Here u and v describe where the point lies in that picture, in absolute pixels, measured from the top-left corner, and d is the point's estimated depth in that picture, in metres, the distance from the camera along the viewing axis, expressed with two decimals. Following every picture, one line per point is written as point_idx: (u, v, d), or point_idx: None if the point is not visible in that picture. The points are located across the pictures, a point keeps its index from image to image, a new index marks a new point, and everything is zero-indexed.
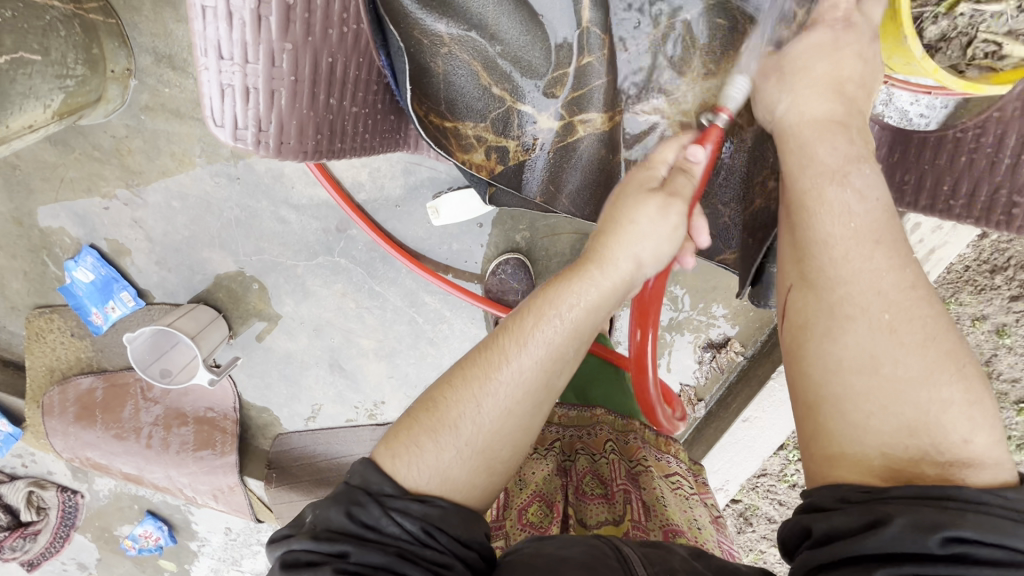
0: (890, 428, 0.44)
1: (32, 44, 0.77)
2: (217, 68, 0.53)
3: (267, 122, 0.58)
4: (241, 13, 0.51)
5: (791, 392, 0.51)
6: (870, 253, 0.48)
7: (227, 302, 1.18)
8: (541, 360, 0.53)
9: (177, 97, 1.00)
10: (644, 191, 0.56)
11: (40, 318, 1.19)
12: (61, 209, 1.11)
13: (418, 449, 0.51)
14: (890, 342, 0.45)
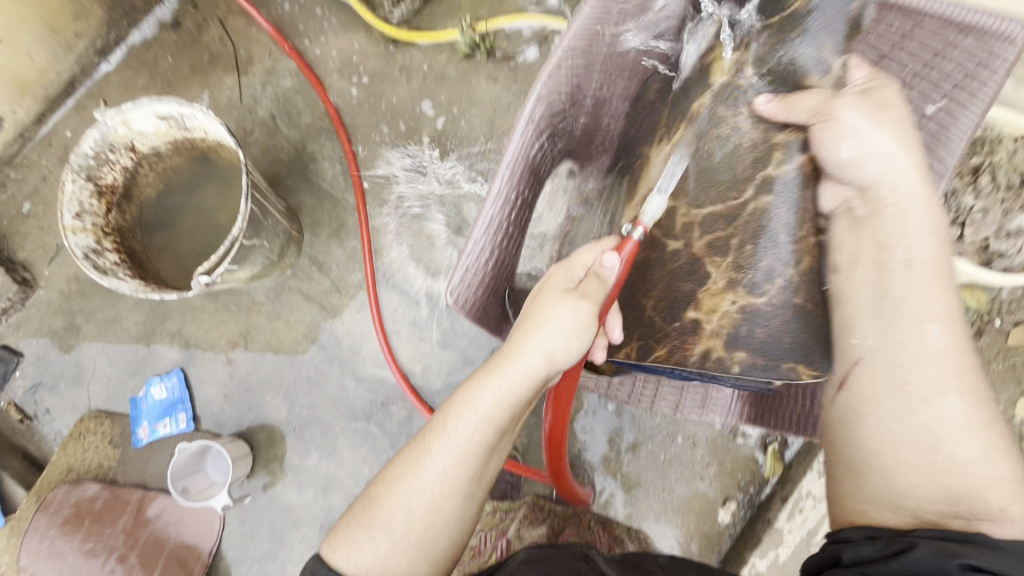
0: (934, 495, 0.65)
1: (269, 237, 1.25)
2: (466, 256, 0.76)
3: (477, 294, 0.78)
4: (491, 222, 0.76)
5: (845, 453, 0.73)
6: (949, 344, 0.69)
7: (261, 444, 1.38)
8: (461, 454, 0.67)
9: (312, 287, 1.44)
10: (560, 292, 0.67)
11: (92, 420, 1.37)
12: (176, 339, 1.42)
13: (354, 545, 0.68)
14: (947, 430, 0.66)
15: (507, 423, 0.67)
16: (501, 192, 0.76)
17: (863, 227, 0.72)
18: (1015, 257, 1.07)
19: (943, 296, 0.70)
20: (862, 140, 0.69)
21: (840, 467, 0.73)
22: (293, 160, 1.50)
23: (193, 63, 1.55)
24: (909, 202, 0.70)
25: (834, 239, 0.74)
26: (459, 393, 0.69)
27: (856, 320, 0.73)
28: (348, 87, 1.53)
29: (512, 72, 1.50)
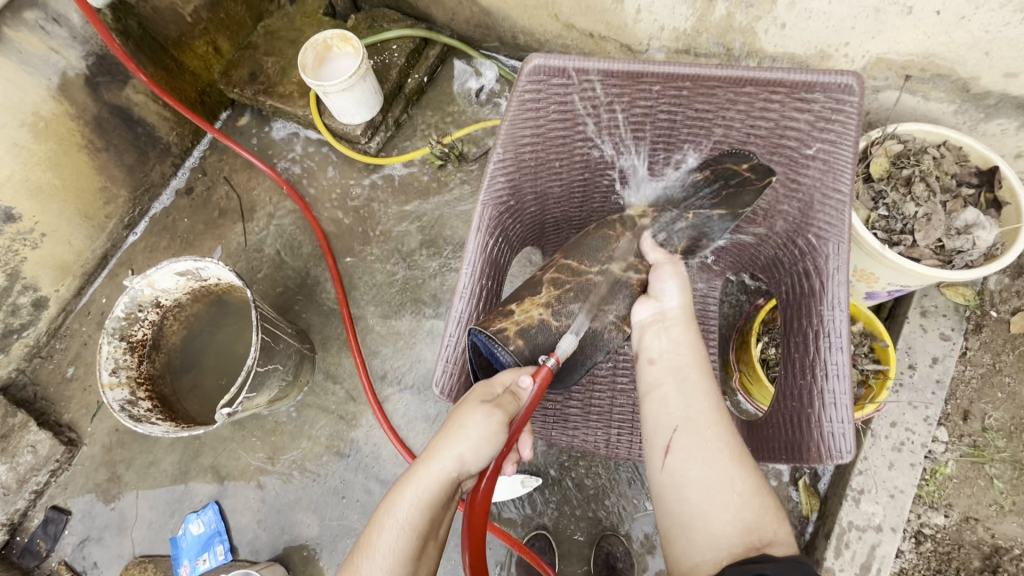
0: (735, 533, 0.65)
1: (282, 359, 1.36)
2: (445, 348, 0.85)
3: (459, 382, 0.85)
4: (463, 314, 0.86)
5: (664, 514, 0.71)
6: (715, 395, 0.74)
7: (298, 564, 1.40)
8: (388, 568, 0.64)
9: (329, 399, 1.53)
10: (477, 401, 0.70)
11: (137, 567, 1.42)
12: (209, 472, 1.50)
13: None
14: (734, 468, 0.69)
15: (430, 533, 0.67)
16: (468, 289, 0.86)
17: (660, 326, 0.78)
18: (973, 250, 1.11)
19: (705, 374, 0.75)
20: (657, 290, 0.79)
21: (668, 535, 0.70)
22: (300, 286, 1.66)
23: (206, 220, 1.77)
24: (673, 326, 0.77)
25: (640, 371, 0.78)
26: (383, 509, 0.67)
27: (659, 393, 0.75)
28: (341, 214, 1.72)
29: (481, 173, 1.68)
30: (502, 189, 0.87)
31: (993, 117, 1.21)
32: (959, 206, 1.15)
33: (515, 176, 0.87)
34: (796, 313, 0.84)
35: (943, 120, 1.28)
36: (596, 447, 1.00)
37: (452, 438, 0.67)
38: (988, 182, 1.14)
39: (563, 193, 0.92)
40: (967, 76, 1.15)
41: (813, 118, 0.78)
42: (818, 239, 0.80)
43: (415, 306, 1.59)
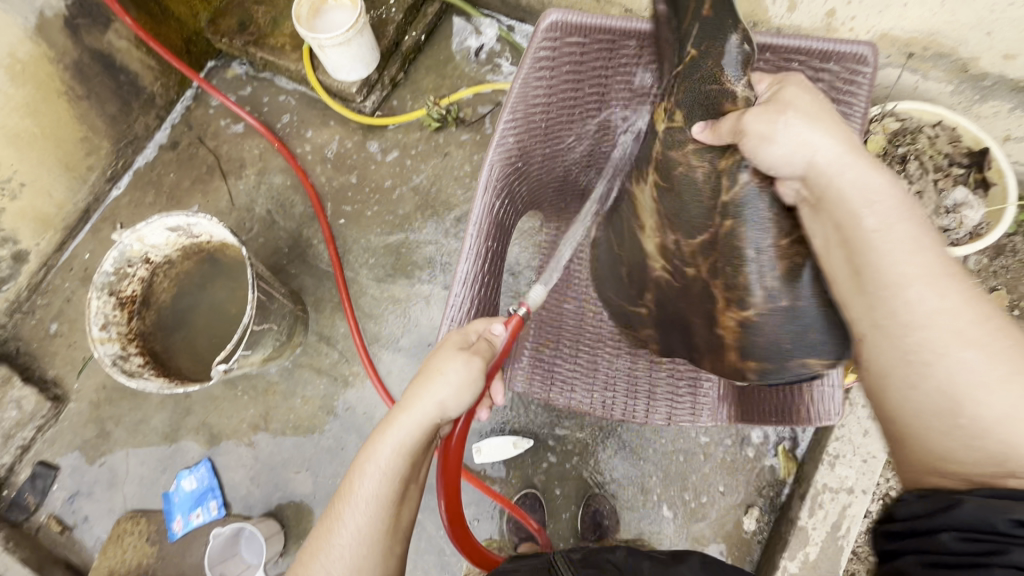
0: (973, 459, 0.57)
1: (276, 320, 1.35)
2: (451, 307, 0.86)
3: None
4: (468, 274, 0.86)
5: (882, 422, 0.66)
6: (942, 293, 0.59)
7: (291, 520, 1.43)
8: (370, 513, 0.67)
9: (322, 360, 1.53)
10: (455, 349, 0.70)
11: (129, 521, 1.43)
12: (200, 429, 1.50)
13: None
14: (974, 385, 0.57)
15: (410, 476, 0.70)
16: (473, 249, 0.86)
17: (822, 209, 0.66)
18: (959, 228, 1.15)
19: (919, 256, 0.60)
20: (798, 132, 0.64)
21: (891, 441, 0.65)
22: (292, 247, 1.63)
23: (193, 176, 1.71)
24: (841, 165, 0.63)
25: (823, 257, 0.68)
26: (361, 458, 0.69)
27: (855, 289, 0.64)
28: (334, 174, 1.68)
29: (479, 137, 1.66)
30: (511, 148, 0.85)
31: (987, 99, 1.23)
32: (950, 185, 1.18)
33: (524, 133, 0.85)
34: None
35: (939, 100, 1.30)
36: (593, 407, 1.03)
37: (432, 387, 0.67)
38: (977, 163, 1.17)
39: (570, 155, 0.91)
40: (968, 57, 1.16)
41: (830, 84, 0.79)
42: None
43: (410, 270, 1.59)
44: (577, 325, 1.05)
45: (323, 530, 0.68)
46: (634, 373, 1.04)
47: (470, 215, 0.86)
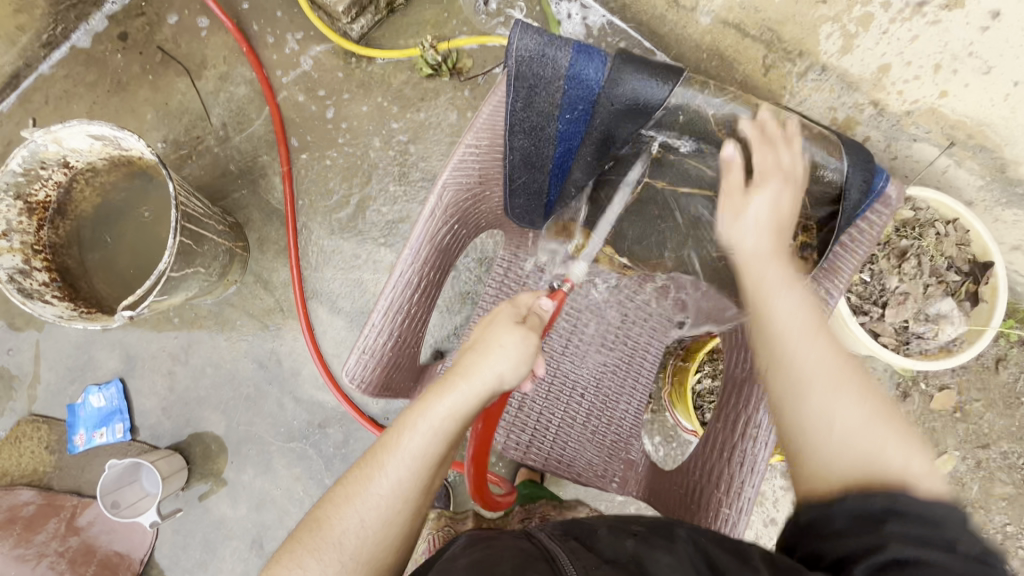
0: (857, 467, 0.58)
1: (205, 262, 1.24)
2: (366, 336, 0.77)
3: (370, 377, 0.78)
4: (390, 303, 0.76)
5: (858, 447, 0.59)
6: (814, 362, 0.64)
7: (198, 458, 1.40)
8: (414, 468, 0.62)
9: (256, 303, 1.44)
10: (514, 321, 0.67)
11: (31, 425, 1.39)
12: (116, 347, 1.43)
13: (298, 567, 0.58)
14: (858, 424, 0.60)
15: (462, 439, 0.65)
16: (404, 278, 0.76)
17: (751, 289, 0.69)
18: (933, 340, 1.09)
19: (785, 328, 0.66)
20: (757, 212, 0.69)
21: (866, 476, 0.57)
22: (243, 174, 1.48)
23: (144, 63, 1.51)
24: (758, 243, 0.69)
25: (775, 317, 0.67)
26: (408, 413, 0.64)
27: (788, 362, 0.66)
28: (306, 101, 1.50)
29: (472, 97, 1.47)
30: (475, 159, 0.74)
31: (1012, 205, 1.13)
32: (939, 293, 1.10)
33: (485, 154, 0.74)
34: (738, 390, 0.80)
35: (965, 191, 1.18)
36: (507, 445, 0.98)
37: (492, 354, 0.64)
38: (975, 274, 1.09)
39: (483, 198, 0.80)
40: (1010, 158, 1.05)
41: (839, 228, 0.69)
42: None
43: (368, 228, 1.46)
44: None
45: (357, 476, 0.63)
46: (560, 422, 0.97)
47: (409, 239, 0.75)
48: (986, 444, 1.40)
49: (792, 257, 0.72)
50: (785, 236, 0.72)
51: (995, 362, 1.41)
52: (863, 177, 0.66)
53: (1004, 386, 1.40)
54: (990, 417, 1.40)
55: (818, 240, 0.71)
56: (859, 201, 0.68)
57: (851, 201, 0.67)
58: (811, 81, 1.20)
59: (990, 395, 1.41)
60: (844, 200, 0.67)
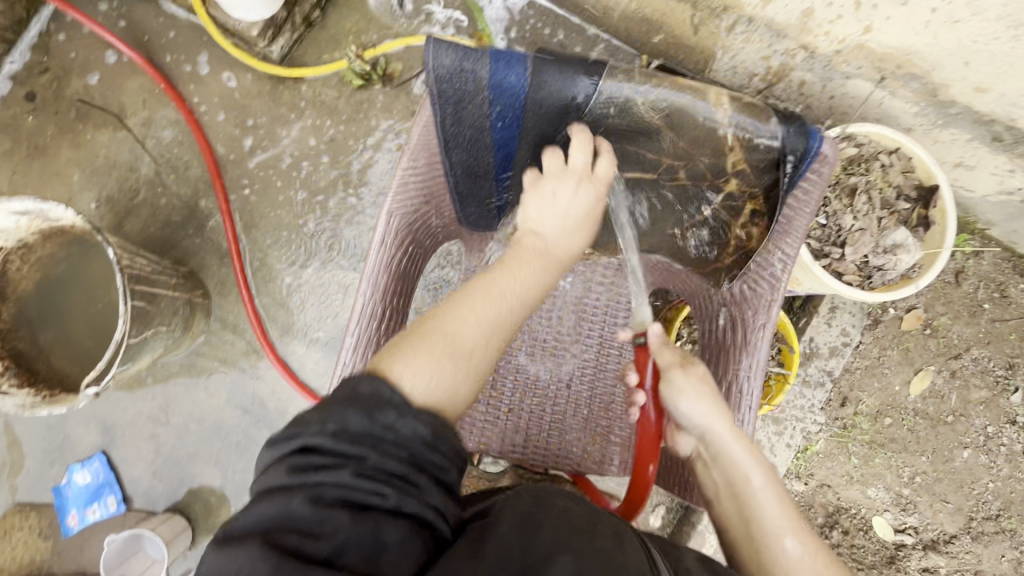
0: None
1: (165, 320, 1.20)
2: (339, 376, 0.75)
3: None
4: (358, 338, 0.75)
5: None
6: (787, 525, 0.71)
7: (199, 515, 1.37)
8: (518, 284, 0.73)
9: (227, 349, 1.41)
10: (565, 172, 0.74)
11: (18, 515, 1.35)
12: (92, 420, 1.38)
13: (417, 359, 0.63)
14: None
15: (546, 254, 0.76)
16: (367, 310, 0.75)
17: (719, 467, 0.75)
18: (893, 270, 1.12)
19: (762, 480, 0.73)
20: (694, 402, 0.75)
21: None
22: (188, 219, 1.42)
23: (61, 123, 1.44)
24: (716, 427, 0.75)
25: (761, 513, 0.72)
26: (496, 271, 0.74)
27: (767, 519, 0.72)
28: (239, 133, 1.44)
29: (407, 102, 1.44)
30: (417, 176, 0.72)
31: (949, 125, 1.15)
32: (892, 224, 1.13)
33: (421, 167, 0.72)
34: (718, 361, 0.81)
35: (902, 118, 1.20)
36: (503, 450, 0.97)
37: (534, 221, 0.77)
38: (924, 198, 1.12)
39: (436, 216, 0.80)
40: (939, 82, 1.07)
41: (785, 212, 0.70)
42: (753, 293, 0.75)
43: (327, 253, 1.43)
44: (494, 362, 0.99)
45: (439, 322, 0.69)
46: (551, 413, 0.98)
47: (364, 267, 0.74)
48: (958, 355, 1.46)
49: (744, 227, 0.72)
50: (733, 208, 0.72)
51: (955, 275, 1.46)
52: (794, 145, 0.65)
53: (966, 297, 1.46)
54: (958, 329, 1.46)
55: (766, 207, 0.69)
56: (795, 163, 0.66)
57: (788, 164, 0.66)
58: (740, 34, 1.20)
59: (955, 308, 1.46)
60: (781, 166, 0.66)
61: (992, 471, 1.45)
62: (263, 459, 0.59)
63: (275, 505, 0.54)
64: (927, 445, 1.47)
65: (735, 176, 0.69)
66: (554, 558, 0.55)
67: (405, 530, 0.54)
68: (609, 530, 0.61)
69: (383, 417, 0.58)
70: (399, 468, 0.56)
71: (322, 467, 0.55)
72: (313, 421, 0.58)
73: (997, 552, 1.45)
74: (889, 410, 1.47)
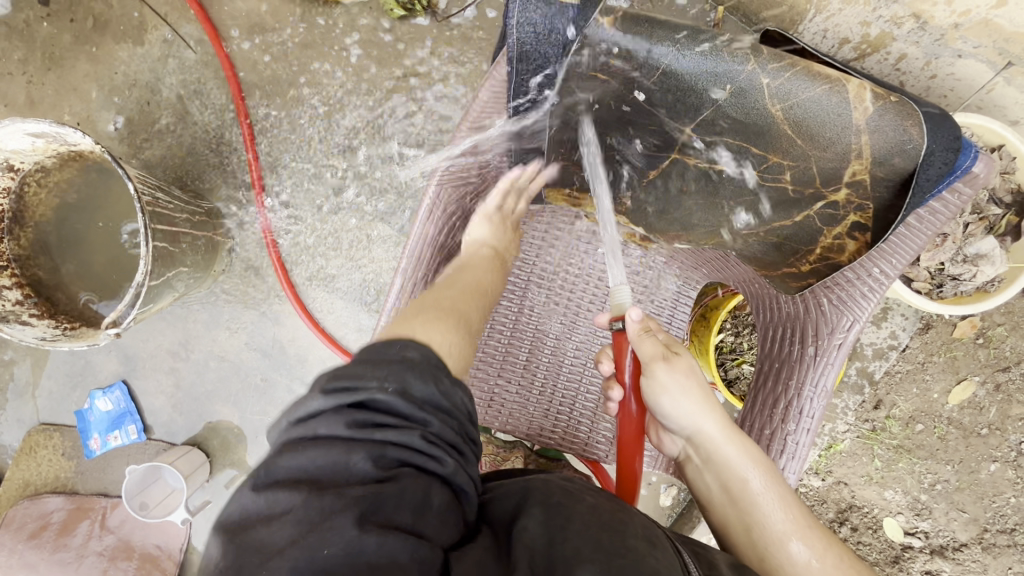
0: None
1: (187, 260, 1.14)
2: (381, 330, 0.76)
3: None
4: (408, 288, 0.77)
5: None
6: (791, 523, 0.66)
7: (218, 450, 1.38)
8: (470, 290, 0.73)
9: (250, 291, 1.37)
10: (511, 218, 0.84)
11: (42, 434, 1.37)
12: (113, 350, 1.38)
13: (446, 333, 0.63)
14: None
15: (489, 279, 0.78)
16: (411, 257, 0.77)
17: (711, 466, 0.72)
18: (969, 282, 1.02)
19: (768, 481, 0.68)
20: (677, 399, 0.71)
21: None
22: (211, 151, 1.34)
23: (77, 33, 1.33)
24: (705, 425, 0.72)
25: (762, 517, 0.67)
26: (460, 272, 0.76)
27: (769, 519, 0.67)
28: (265, 62, 1.33)
29: (450, 39, 1.30)
30: (460, 140, 0.75)
31: None
32: (979, 232, 1.02)
33: (462, 165, 0.77)
34: (774, 373, 0.74)
35: (1008, 110, 1.07)
36: (529, 432, 0.94)
37: (473, 238, 0.81)
38: (1018, 204, 1.02)
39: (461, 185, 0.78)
40: None
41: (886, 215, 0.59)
42: (832, 309, 0.66)
43: (356, 200, 1.35)
44: (529, 340, 0.94)
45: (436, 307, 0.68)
46: (581, 398, 0.94)
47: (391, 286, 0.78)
48: (1007, 368, 1.38)
49: (837, 238, 0.62)
50: (831, 217, 0.61)
51: None
52: (945, 157, 0.54)
53: None
54: (1013, 341, 1.37)
55: (877, 222, 0.59)
56: (937, 179, 0.56)
57: (928, 179, 0.55)
58: None
59: (1014, 319, 1.37)
60: (919, 178, 0.55)
61: (1017, 487, 1.41)
62: (312, 403, 0.51)
63: (336, 453, 0.48)
64: (955, 454, 1.43)
65: (849, 186, 0.58)
66: (582, 555, 0.49)
67: (448, 500, 0.52)
68: (642, 532, 0.54)
69: (445, 388, 0.55)
70: (456, 440, 0.54)
71: (386, 423, 0.50)
72: (373, 371, 0.53)
73: (1005, 564, 1.42)
74: (923, 416, 1.43)
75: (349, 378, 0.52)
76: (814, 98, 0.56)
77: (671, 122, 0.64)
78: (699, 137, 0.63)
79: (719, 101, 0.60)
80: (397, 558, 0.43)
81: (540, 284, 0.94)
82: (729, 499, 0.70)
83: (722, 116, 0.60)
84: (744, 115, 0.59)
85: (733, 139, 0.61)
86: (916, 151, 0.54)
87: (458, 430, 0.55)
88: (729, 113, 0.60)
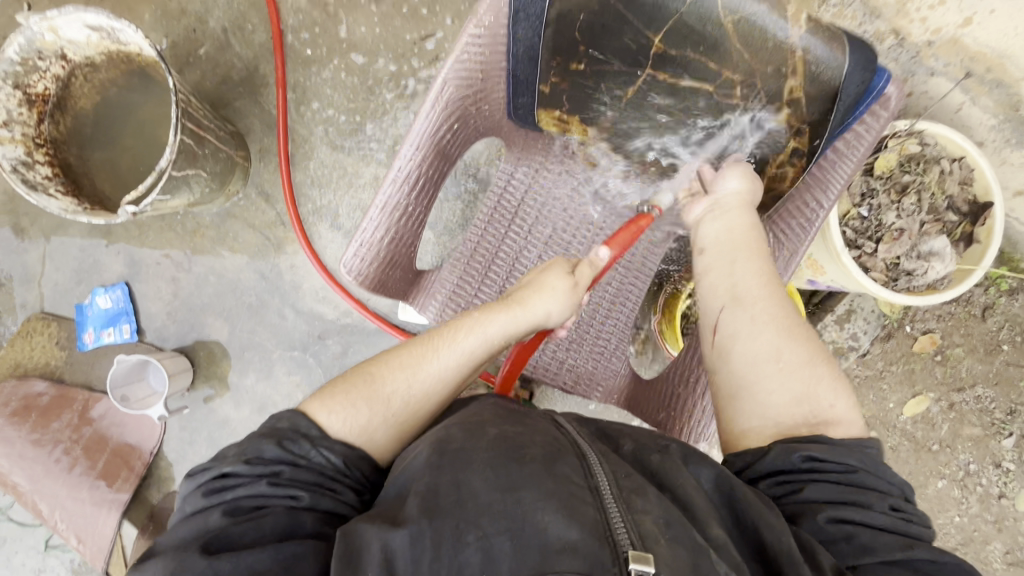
0: (782, 399, 0.67)
1: (206, 166, 1.23)
2: (372, 217, 0.79)
3: (367, 257, 0.80)
4: (399, 185, 0.78)
5: (786, 391, 0.67)
6: (761, 290, 0.73)
7: (203, 362, 1.45)
8: (462, 358, 0.74)
9: (258, 216, 1.45)
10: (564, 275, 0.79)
11: (40, 323, 1.45)
12: (121, 252, 1.46)
13: (350, 404, 0.68)
14: (779, 356, 0.69)
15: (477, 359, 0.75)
16: (407, 162, 0.77)
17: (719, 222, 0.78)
18: (922, 277, 1.10)
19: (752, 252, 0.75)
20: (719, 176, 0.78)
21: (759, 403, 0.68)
22: (245, 81, 1.45)
23: None
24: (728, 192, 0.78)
25: (732, 280, 0.75)
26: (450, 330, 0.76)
27: (735, 284, 0.74)
28: (306, 8, 1.44)
29: None
30: (466, 44, 0.72)
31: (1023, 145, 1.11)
32: (933, 232, 1.11)
33: (469, 75, 0.74)
34: None
35: (974, 131, 1.16)
36: None
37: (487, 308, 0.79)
38: (974, 214, 1.09)
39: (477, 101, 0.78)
40: None
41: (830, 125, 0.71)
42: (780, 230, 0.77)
43: (370, 145, 1.44)
44: (507, 271, 0.98)
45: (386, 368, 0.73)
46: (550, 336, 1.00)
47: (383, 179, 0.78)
48: (962, 388, 1.45)
49: (781, 164, 0.76)
50: (776, 143, 0.75)
51: (982, 309, 1.43)
52: (862, 76, 0.67)
53: (987, 334, 1.43)
54: (969, 363, 1.44)
55: (809, 147, 0.72)
56: (853, 100, 0.69)
57: (847, 96, 0.68)
58: (834, 7, 1.16)
59: (972, 342, 1.44)
60: (840, 96, 0.68)
61: (960, 506, 1.46)
62: (184, 488, 0.63)
63: (199, 522, 0.58)
64: (905, 466, 1.49)
65: (789, 105, 0.71)
66: (484, 497, 0.54)
67: (315, 523, 0.60)
68: (540, 453, 0.58)
69: (293, 446, 0.63)
70: (314, 476, 0.63)
71: (243, 481, 0.61)
72: (231, 452, 0.63)
73: None
74: (877, 424, 1.49)
75: (208, 462, 0.63)
76: (759, 14, 0.65)
77: (642, 31, 0.70)
78: (667, 49, 0.71)
79: (682, 11, 0.67)
80: (259, 566, 0.53)
81: (524, 219, 0.97)
82: (718, 256, 0.77)
83: (682, 28, 0.68)
84: (703, 27, 0.67)
85: (693, 51, 0.70)
86: (838, 70, 0.67)
87: (322, 470, 0.64)
88: (691, 24, 0.68)
